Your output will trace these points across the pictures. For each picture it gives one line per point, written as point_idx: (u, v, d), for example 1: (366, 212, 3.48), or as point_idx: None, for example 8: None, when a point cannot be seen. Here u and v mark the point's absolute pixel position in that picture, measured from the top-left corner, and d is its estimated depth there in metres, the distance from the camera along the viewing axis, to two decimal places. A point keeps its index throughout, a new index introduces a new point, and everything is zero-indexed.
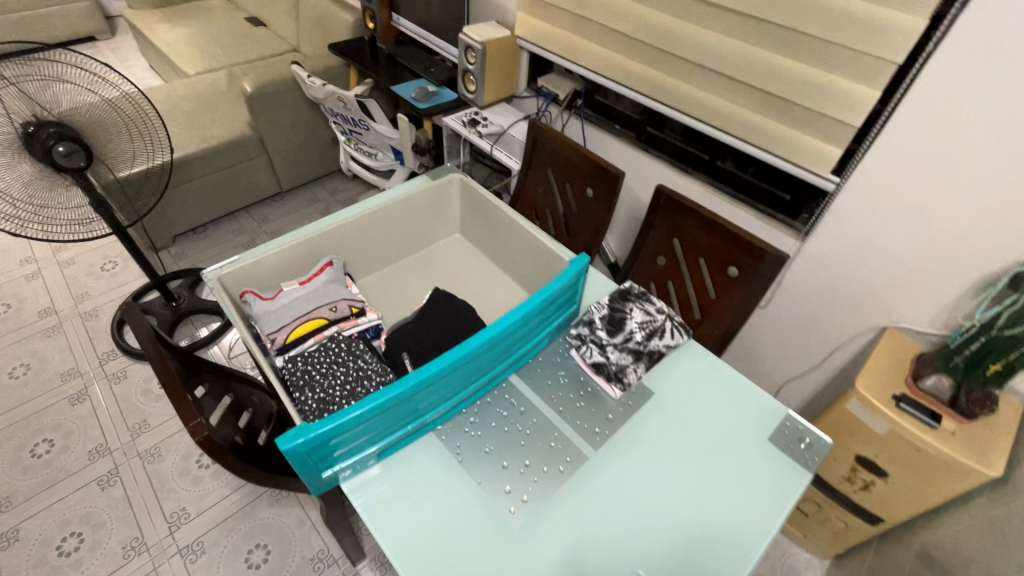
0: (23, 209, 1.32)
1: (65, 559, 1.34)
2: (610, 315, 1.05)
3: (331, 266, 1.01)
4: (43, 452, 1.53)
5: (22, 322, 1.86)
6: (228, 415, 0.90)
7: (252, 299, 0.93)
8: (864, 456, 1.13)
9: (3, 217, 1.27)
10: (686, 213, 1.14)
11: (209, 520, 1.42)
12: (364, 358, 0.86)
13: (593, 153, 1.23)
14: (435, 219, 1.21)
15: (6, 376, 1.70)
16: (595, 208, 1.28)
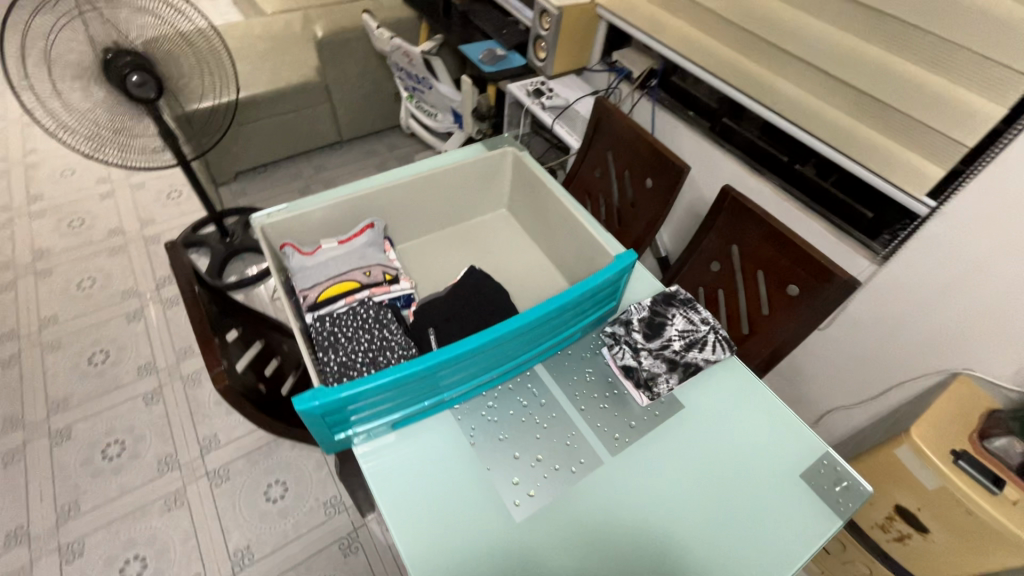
0: (104, 131, 1.37)
1: (108, 463, 1.45)
2: (650, 318, 0.99)
3: (372, 229, 1.00)
4: (99, 362, 1.65)
5: (93, 238, 1.99)
6: (255, 361, 0.91)
7: (291, 252, 0.93)
8: (904, 507, 1.05)
9: (84, 138, 1.33)
10: (750, 220, 1.05)
11: (236, 450, 1.49)
12: (390, 328, 0.85)
13: (659, 141, 1.14)
14: (483, 192, 1.17)
15: (74, 286, 1.83)
16: (652, 200, 1.20)
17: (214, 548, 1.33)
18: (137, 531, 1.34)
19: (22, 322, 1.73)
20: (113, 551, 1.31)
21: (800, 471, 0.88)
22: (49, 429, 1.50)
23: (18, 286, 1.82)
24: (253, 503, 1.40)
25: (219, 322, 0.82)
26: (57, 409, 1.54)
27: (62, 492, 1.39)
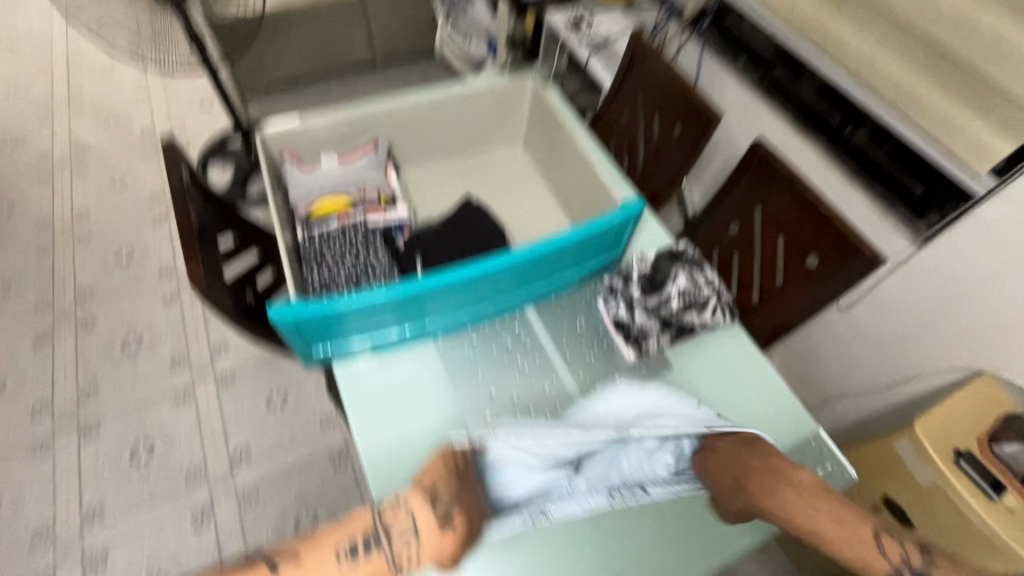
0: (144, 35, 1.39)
1: (127, 353, 1.54)
2: (651, 274, 0.92)
3: (374, 149, 0.98)
4: (124, 259, 1.72)
5: (127, 139, 2.03)
6: (249, 273, 0.93)
7: (289, 166, 0.93)
8: (893, 501, 1.01)
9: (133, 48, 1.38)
10: (779, 182, 0.97)
11: (243, 357, 1.55)
12: (376, 251, 0.84)
13: (692, 87, 1.05)
14: (498, 125, 1.11)
15: (106, 184, 1.89)
16: (677, 151, 1.12)
17: (215, 444, 1.41)
18: (148, 420, 1.44)
19: (57, 214, 1.81)
20: (125, 434, 1.41)
21: (783, 446, 0.84)
22: (76, 316, 1.59)
23: (55, 179, 1.89)
24: (255, 408, 1.47)
25: (209, 229, 0.83)
26: (84, 299, 1.63)
27: (84, 375, 1.50)
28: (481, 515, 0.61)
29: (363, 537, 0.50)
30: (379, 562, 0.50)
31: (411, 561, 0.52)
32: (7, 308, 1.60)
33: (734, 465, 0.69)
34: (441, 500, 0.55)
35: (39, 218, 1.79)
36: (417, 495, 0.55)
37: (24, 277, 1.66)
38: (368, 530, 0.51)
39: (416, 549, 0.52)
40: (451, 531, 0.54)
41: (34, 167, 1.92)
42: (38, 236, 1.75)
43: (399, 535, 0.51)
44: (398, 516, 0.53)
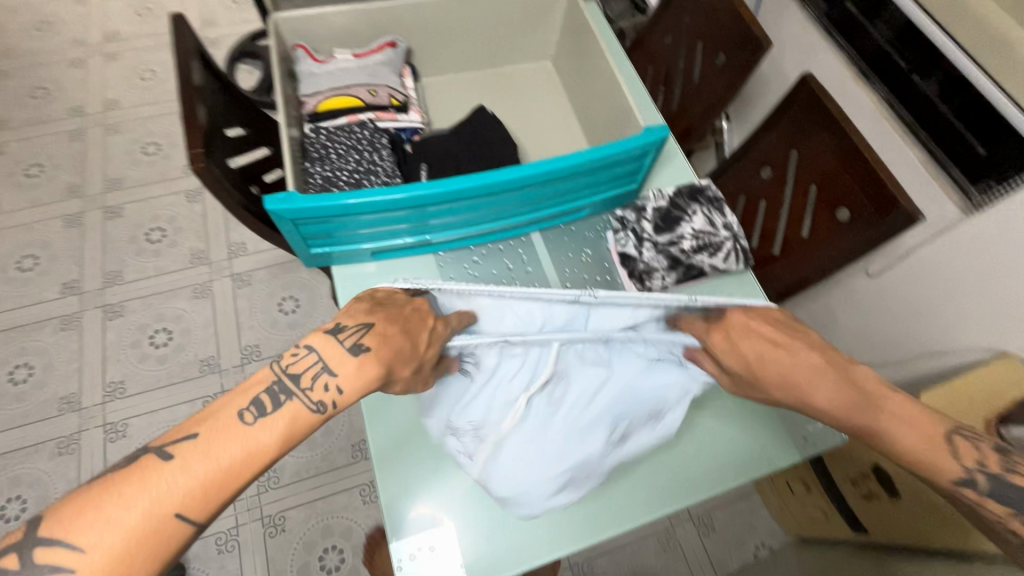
0: None
1: (151, 245, 1.59)
2: (666, 210, 0.88)
3: (391, 48, 0.93)
4: (151, 152, 1.74)
5: (158, 30, 1.99)
6: (257, 165, 0.92)
7: (302, 56, 0.89)
8: (883, 468, 0.99)
9: None
10: (821, 123, 0.88)
11: (259, 261, 1.58)
12: (381, 153, 0.82)
13: (746, 6, 0.94)
14: (526, 36, 1.04)
15: (137, 76, 1.88)
16: (717, 82, 1.03)
17: (228, 339, 1.47)
18: (168, 309, 1.50)
19: (89, 101, 1.82)
20: (146, 319, 1.49)
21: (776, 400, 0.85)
22: (104, 204, 1.64)
23: (88, 65, 1.89)
24: (267, 310, 1.51)
25: (217, 114, 0.81)
26: (113, 188, 1.66)
27: (111, 260, 1.56)
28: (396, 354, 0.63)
29: (268, 396, 0.53)
30: (295, 404, 0.54)
31: (332, 393, 0.56)
32: (41, 188, 1.65)
33: (755, 351, 0.69)
34: (346, 343, 0.58)
35: (71, 103, 1.81)
36: (320, 338, 0.58)
37: (57, 160, 1.70)
38: (270, 384, 0.54)
39: (333, 381, 0.56)
40: (364, 362, 0.58)
41: (67, 50, 1.92)
42: (70, 121, 1.78)
43: (307, 380, 0.55)
44: (304, 365, 0.56)
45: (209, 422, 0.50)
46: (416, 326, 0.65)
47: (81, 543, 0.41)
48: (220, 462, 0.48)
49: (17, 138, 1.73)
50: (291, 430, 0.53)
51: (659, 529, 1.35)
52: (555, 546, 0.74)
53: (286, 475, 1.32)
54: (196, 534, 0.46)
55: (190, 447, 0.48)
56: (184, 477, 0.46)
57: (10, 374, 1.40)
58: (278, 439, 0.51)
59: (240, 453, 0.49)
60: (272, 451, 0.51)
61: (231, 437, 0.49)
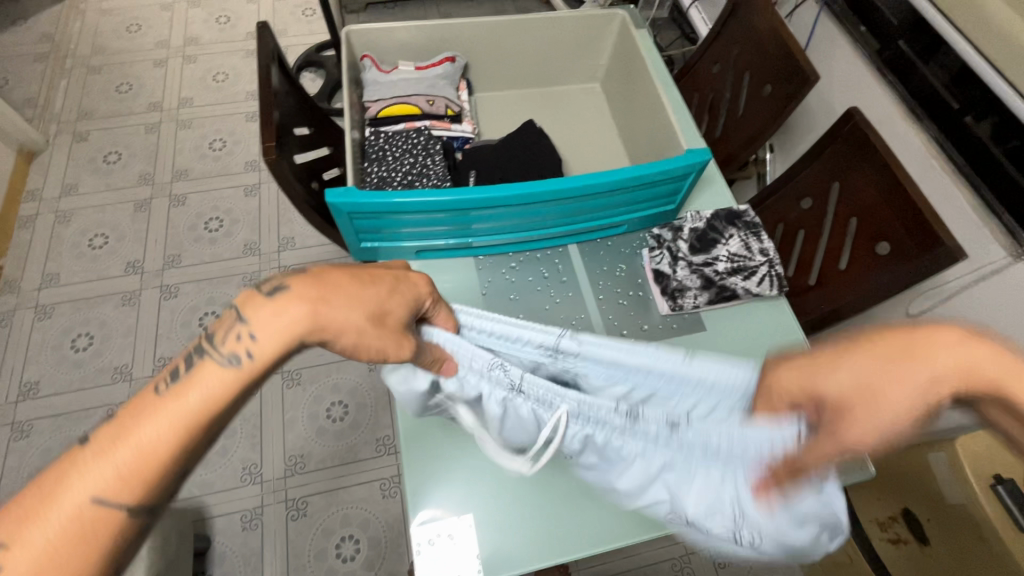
0: None
1: (209, 232, 1.69)
2: (702, 232, 0.90)
3: (451, 62, 1.00)
4: (218, 148, 1.86)
5: (235, 37, 2.14)
6: (318, 162, 0.98)
7: (369, 66, 0.97)
8: (913, 514, 0.96)
9: None
10: (865, 156, 0.89)
11: (306, 256, 1.67)
12: (433, 158, 0.88)
13: (794, 38, 0.95)
14: (578, 58, 1.09)
15: (212, 78, 2.03)
16: (763, 111, 1.05)
17: None
18: (218, 294, 1.60)
19: (167, 98, 1.97)
20: (198, 302, 1.58)
21: None
22: (170, 192, 1.76)
23: (169, 65, 2.05)
24: None
25: (288, 114, 0.88)
26: (180, 179, 1.79)
27: (171, 245, 1.67)
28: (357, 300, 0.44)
29: (183, 362, 0.40)
30: (206, 369, 0.40)
31: (249, 351, 0.40)
32: (117, 174, 1.79)
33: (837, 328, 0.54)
34: (263, 286, 0.42)
35: (151, 99, 1.96)
36: (242, 299, 0.42)
37: (133, 149, 1.85)
38: (189, 354, 0.40)
39: (250, 345, 0.40)
40: (292, 302, 0.41)
41: (152, 51, 2.09)
42: (149, 115, 1.93)
43: (221, 338, 0.40)
44: (222, 324, 0.41)
45: (123, 403, 0.39)
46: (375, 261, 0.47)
47: (1, 538, 0.33)
48: (138, 447, 0.37)
49: (101, 127, 1.89)
50: (209, 397, 0.39)
51: (674, 556, 1.33)
52: (567, 548, 0.76)
53: (311, 462, 1.37)
54: (131, 517, 0.36)
55: (104, 432, 0.37)
56: (95, 466, 0.36)
57: (72, 342, 1.51)
58: (205, 402, 0.39)
59: (158, 432, 0.37)
60: (191, 421, 0.38)
61: (142, 414, 0.37)
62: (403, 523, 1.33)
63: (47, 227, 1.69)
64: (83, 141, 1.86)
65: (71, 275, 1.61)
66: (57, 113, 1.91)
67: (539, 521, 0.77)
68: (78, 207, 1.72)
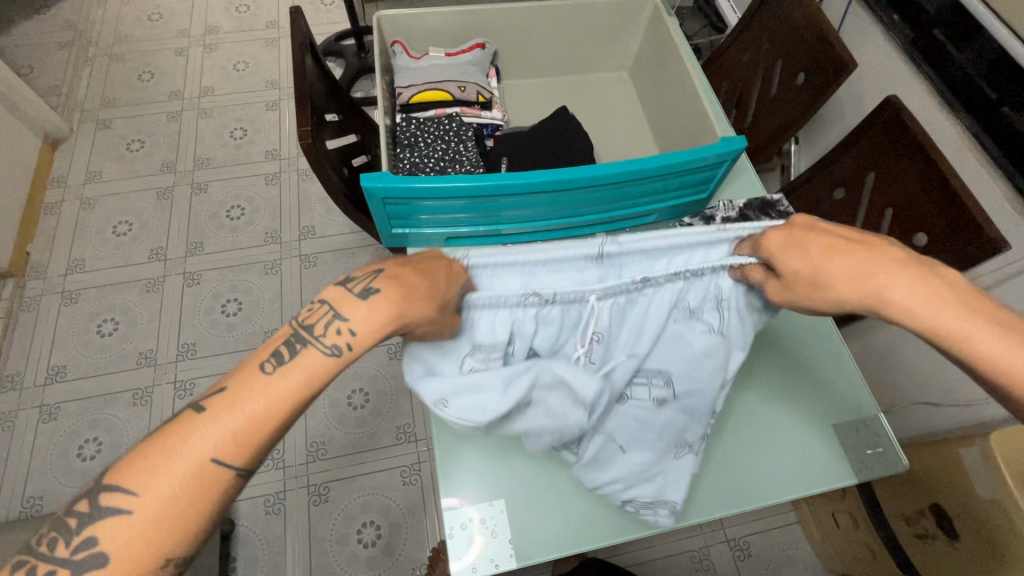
0: None
1: (231, 220, 1.71)
2: (735, 220, 0.90)
3: (480, 49, 1.01)
4: (239, 137, 1.87)
5: (254, 26, 2.15)
6: (348, 148, 0.99)
7: (400, 52, 0.98)
8: (942, 509, 0.95)
9: None
10: (900, 145, 0.89)
11: (326, 244, 1.67)
12: (466, 145, 0.90)
13: (828, 22, 0.94)
14: (607, 46, 1.09)
15: (232, 67, 2.03)
16: (795, 101, 1.04)
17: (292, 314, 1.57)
18: (240, 281, 1.61)
19: (187, 87, 1.98)
20: (220, 289, 1.60)
21: (834, 420, 0.86)
22: (192, 180, 1.78)
23: (190, 54, 2.06)
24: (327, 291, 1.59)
25: (321, 100, 0.89)
26: (203, 166, 1.81)
27: (194, 232, 1.68)
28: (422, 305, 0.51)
29: (286, 347, 0.47)
30: (308, 352, 0.47)
31: (347, 337, 0.48)
32: (139, 162, 1.81)
33: (816, 261, 0.52)
34: (354, 288, 0.49)
35: (172, 87, 1.97)
36: (332, 288, 0.50)
37: (155, 138, 1.86)
38: (290, 337, 0.48)
39: (345, 323, 0.48)
40: (381, 301, 0.48)
41: (172, 40, 2.10)
42: (170, 103, 1.94)
43: (319, 328, 0.48)
44: (318, 315, 0.49)
45: (233, 375, 0.46)
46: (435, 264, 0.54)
47: (136, 487, 0.41)
48: (245, 414, 0.44)
49: (123, 115, 1.91)
50: (310, 377, 0.47)
51: (693, 548, 1.33)
52: (600, 536, 0.77)
53: (333, 449, 1.39)
54: (238, 476, 0.44)
55: (220, 403, 0.45)
56: (216, 432, 0.43)
57: (98, 327, 1.53)
58: (305, 381, 0.47)
59: (265, 407, 0.45)
60: (299, 398, 0.46)
61: (252, 389, 0.45)
62: (424, 511, 1.34)
63: (72, 214, 1.70)
64: (106, 128, 1.88)
65: (96, 261, 1.63)
66: (80, 100, 1.93)
67: (562, 510, 0.79)
68: (102, 194, 1.74)
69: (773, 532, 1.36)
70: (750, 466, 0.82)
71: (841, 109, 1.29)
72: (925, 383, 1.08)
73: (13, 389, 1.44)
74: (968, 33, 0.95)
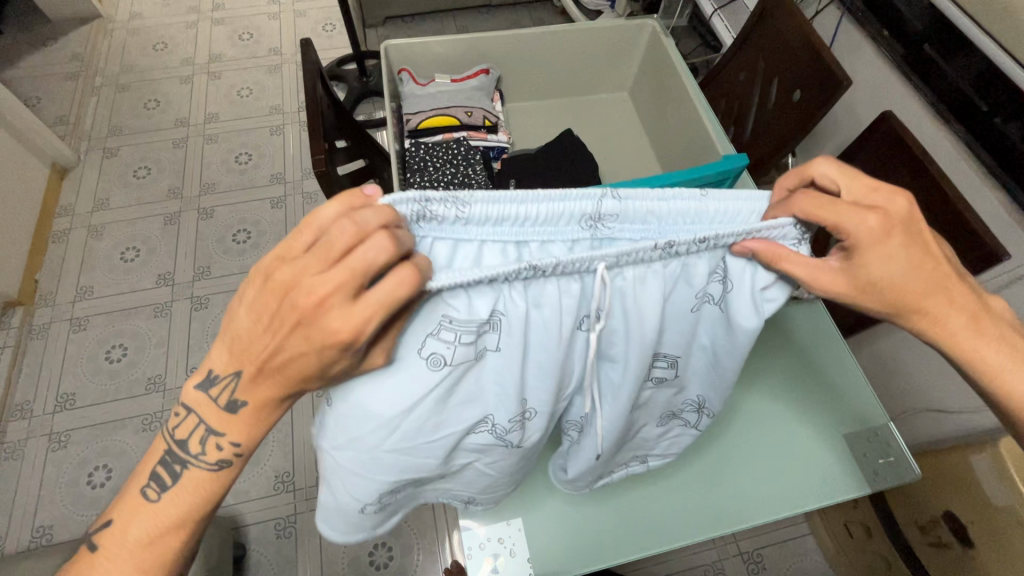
0: None
1: (238, 244, 1.73)
2: None
3: (485, 74, 1.05)
4: (244, 161, 1.90)
5: (257, 53, 2.19)
6: (357, 174, 1.02)
7: (407, 79, 1.02)
8: (955, 516, 0.95)
9: None
10: (897, 158, 0.92)
11: None
12: (475, 168, 0.93)
13: (821, 41, 0.97)
14: (606, 69, 1.13)
15: (236, 93, 2.07)
16: (792, 116, 1.06)
17: None
18: None
19: (192, 114, 2.01)
20: (228, 313, 1.61)
21: (844, 430, 0.86)
22: (198, 206, 1.80)
23: (195, 82, 2.10)
24: None
25: (331, 128, 0.91)
26: (209, 191, 1.83)
27: (201, 256, 1.70)
28: (298, 375, 0.48)
29: (165, 469, 0.53)
30: (190, 473, 0.53)
31: (229, 449, 0.53)
32: (146, 188, 1.83)
33: (892, 265, 0.51)
34: (220, 400, 0.51)
35: (178, 114, 2.01)
36: (195, 395, 0.52)
37: (161, 164, 1.89)
38: (168, 454, 0.53)
39: (224, 438, 0.52)
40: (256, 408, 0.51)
41: (178, 68, 2.14)
42: (176, 130, 1.97)
43: (195, 445, 0.53)
44: (189, 429, 0.53)
45: (126, 504, 0.53)
46: (300, 357, 0.46)
47: None
48: (142, 543, 0.53)
49: (130, 143, 1.94)
50: (201, 490, 0.54)
51: (706, 562, 1.32)
52: (619, 552, 0.78)
53: None
54: None
55: (115, 536, 0.53)
56: (119, 559, 0.52)
57: (107, 353, 1.54)
58: (196, 501, 0.54)
59: (161, 534, 0.53)
60: (194, 509, 0.54)
61: (145, 515, 0.53)
62: (434, 531, 1.33)
63: (80, 241, 1.73)
64: (113, 156, 1.91)
65: (104, 287, 1.64)
66: (87, 130, 1.96)
67: (575, 528, 0.79)
68: (109, 222, 1.76)
69: (787, 545, 1.35)
70: (760, 482, 0.83)
71: (835, 122, 1.31)
72: (931, 390, 1.09)
73: (23, 418, 1.44)
74: (955, 47, 0.97)
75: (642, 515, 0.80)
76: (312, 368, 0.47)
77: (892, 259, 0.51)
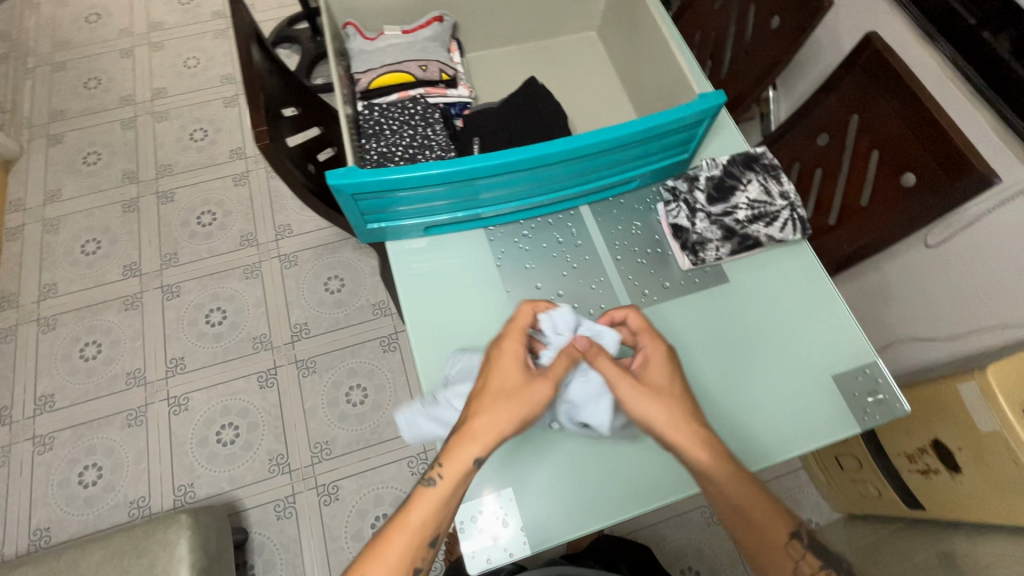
0: None
1: (204, 227, 1.65)
2: (719, 179, 0.92)
3: (438, 23, 0.97)
4: (199, 138, 1.79)
5: (200, 17, 2.03)
6: (311, 143, 0.95)
7: (354, 35, 0.94)
8: (945, 444, 0.95)
9: None
10: (884, 88, 0.88)
11: (307, 241, 1.63)
12: (434, 128, 0.87)
13: None
14: (571, 7, 1.05)
15: (182, 64, 1.93)
16: (769, 47, 1.00)
17: (278, 319, 1.53)
18: (221, 289, 1.57)
19: (138, 90, 1.88)
20: (202, 299, 1.55)
21: (833, 372, 0.85)
22: (157, 189, 1.71)
23: (136, 54, 1.95)
24: (315, 291, 1.56)
25: (275, 96, 0.84)
26: (166, 173, 1.73)
27: (166, 243, 1.63)
28: (504, 389, 0.66)
29: (414, 491, 0.65)
30: (425, 488, 0.64)
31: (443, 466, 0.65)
32: (99, 175, 1.73)
33: (662, 377, 0.72)
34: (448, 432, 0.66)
35: (123, 92, 1.87)
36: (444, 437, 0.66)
37: (112, 148, 1.77)
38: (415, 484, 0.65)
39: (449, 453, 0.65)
40: (468, 434, 0.65)
41: (117, 40, 1.98)
42: (122, 109, 1.84)
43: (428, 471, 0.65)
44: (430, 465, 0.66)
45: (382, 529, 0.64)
46: (497, 376, 0.68)
47: None
48: (392, 551, 0.62)
49: (76, 127, 1.81)
50: (426, 507, 0.64)
51: (703, 504, 1.36)
52: (592, 518, 0.76)
53: (337, 447, 1.38)
54: None
55: (374, 545, 0.63)
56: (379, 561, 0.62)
57: (82, 351, 1.49)
58: (425, 511, 0.64)
59: (402, 539, 0.63)
60: (426, 522, 0.64)
61: (398, 525, 0.64)
62: None
63: (36, 237, 1.64)
64: (59, 143, 1.79)
65: (69, 283, 1.57)
66: (27, 116, 1.83)
67: (558, 496, 0.77)
68: (65, 214, 1.67)
69: (778, 482, 1.40)
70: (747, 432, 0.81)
71: (816, 49, 1.25)
72: (915, 321, 1.09)
73: (3, 424, 1.40)
74: None
75: (616, 476, 0.78)
76: (506, 383, 0.67)
77: (665, 377, 0.72)
